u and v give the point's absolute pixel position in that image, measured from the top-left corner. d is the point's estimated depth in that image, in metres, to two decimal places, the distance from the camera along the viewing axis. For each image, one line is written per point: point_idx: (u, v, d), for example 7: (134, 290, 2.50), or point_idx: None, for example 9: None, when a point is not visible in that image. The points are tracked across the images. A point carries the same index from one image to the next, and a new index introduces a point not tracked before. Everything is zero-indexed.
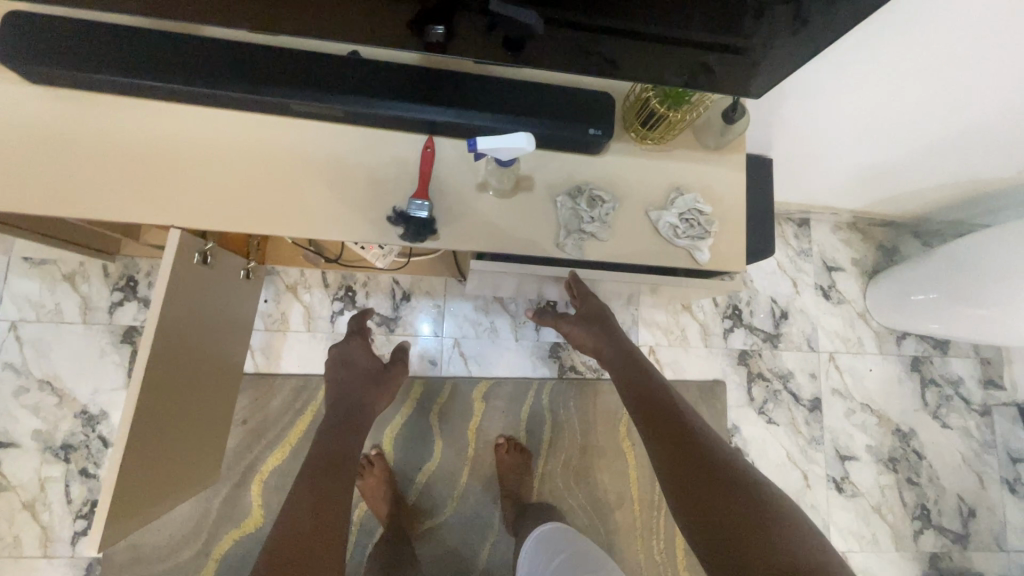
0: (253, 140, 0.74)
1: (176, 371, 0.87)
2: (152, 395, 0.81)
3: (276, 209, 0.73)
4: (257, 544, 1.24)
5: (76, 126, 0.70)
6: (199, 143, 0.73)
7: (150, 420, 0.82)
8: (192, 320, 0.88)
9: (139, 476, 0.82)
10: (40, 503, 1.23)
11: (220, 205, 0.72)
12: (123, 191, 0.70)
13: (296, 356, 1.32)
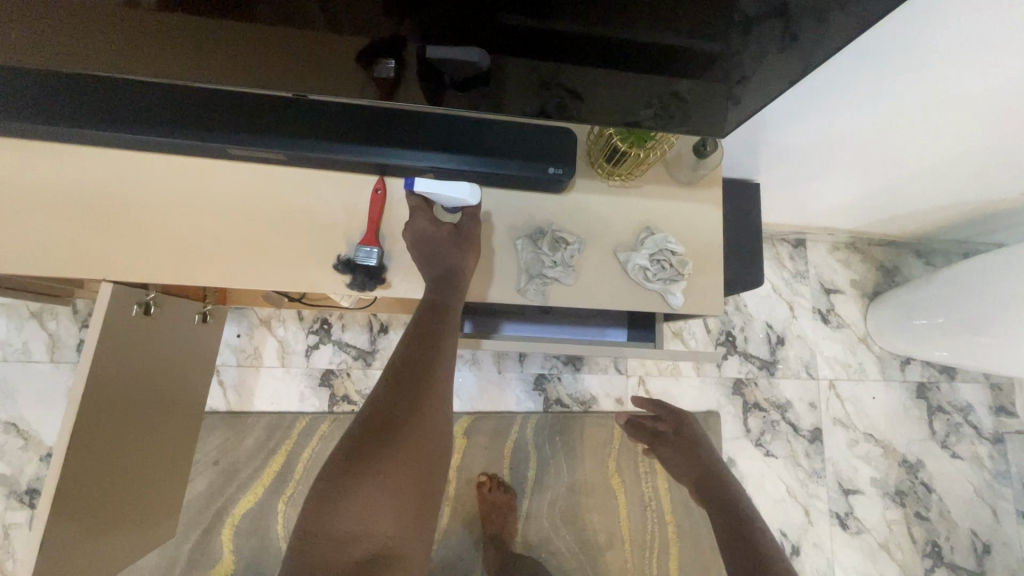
0: (192, 186, 0.69)
1: (126, 428, 0.81)
2: (94, 457, 0.74)
3: (219, 258, 0.69)
4: None
5: (0, 174, 0.65)
6: (135, 190, 0.68)
7: (93, 483, 0.75)
8: (142, 373, 0.82)
9: (82, 545, 0.75)
10: (4, 550, 1.18)
11: (158, 256, 0.68)
12: (52, 244, 0.65)
13: (270, 393, 1.27)
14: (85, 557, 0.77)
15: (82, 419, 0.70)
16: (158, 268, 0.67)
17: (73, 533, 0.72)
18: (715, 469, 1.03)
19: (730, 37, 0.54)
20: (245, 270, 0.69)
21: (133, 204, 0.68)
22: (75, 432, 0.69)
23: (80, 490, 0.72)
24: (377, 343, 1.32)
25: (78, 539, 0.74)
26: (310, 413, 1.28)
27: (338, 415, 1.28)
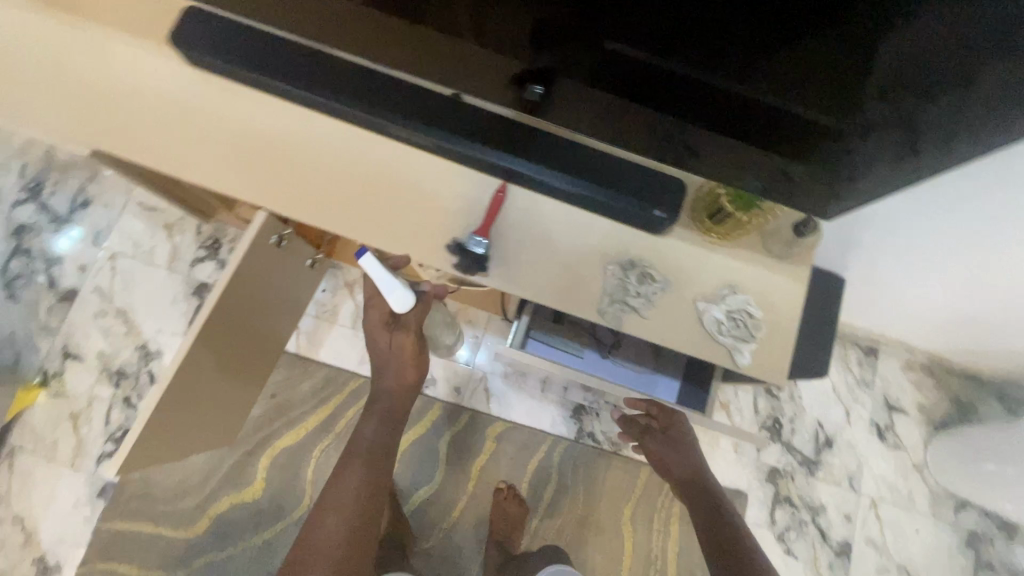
0: (348, 150, 0.80)
1: (226, 338, 0.95)
2: (198, 354, 0.89)
3: (353, 215, 0.79)
4: (249, 514, 1.29)
5: (210, 106, 0.80)
6: (302, 143, 0.80)
7: (192, 376, 0.90)
8: (252, 296, 0.95)
9: (169, 425, 0.90)
10: (83, 417, 1.34)
11: (306, 201, 0.79)
12: (232, 171, 0.79)
13: (335, 349, 1.39)
14: (167, 437, 0.91)
15: None
16: (304, 211, 0.79)
17: (168, 412, 0.88)
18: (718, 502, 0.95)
19: (850, 137, 0.59)
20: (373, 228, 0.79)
21: (299, 152, 0.80)
22: None
23: (182, 378, 0.87)
24: None
25: (170, 419, 0.89)
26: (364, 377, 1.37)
27: None
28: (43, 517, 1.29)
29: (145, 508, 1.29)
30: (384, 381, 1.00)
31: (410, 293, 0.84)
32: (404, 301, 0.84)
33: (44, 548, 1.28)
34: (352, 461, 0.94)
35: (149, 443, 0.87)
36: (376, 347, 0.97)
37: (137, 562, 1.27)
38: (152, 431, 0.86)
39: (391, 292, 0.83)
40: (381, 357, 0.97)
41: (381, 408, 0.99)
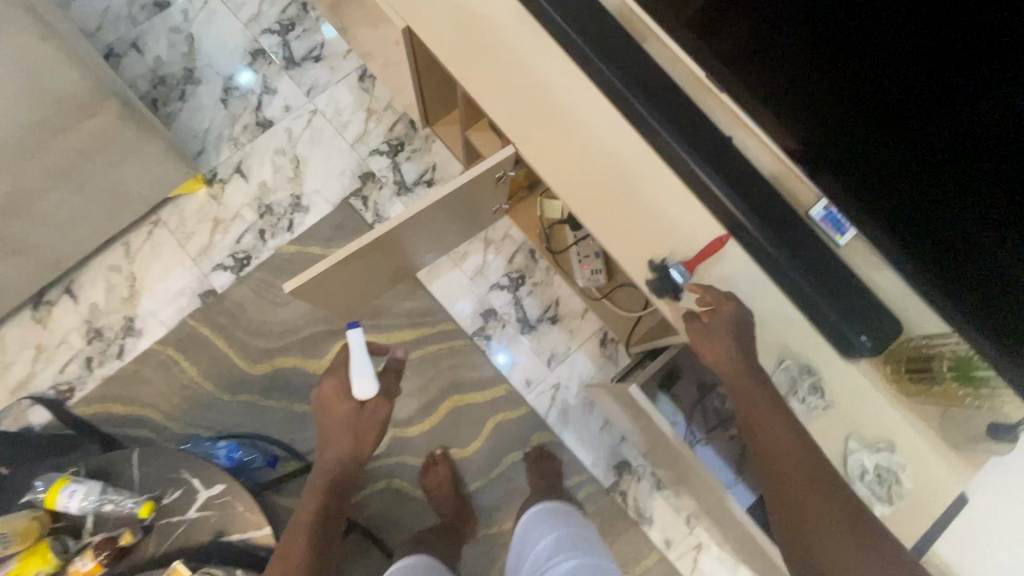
0: (608, 130, 0.82)
1: (416, 230, 1.09)
2: (396, 231, 1.02)
3: (582, 186, 0.81)
4: (304, 383, 1.36)
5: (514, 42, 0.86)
6: (572, 103, 0.84)
7: (381, 243, 1.04)
8: (451, 211, 1.09)
9: (342, 269, 1.04)
10: (223, 226, 1.45)
11: (549, 154, 0.83)
12: (502, 96, 0.85)
13: (446, 287, 1.43)
14: (334, 277, 1.05)
15: None
16: (542, 161, 0.82)
17: (350, 258, 1.02)
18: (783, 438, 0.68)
19: None
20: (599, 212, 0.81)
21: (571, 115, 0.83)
22: None
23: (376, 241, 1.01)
24: (540, 324, 1.42)
25: (346, 264, 1.03)
26: (455, 325, 1.41)
27: (471, 345, 1.40)
28: (148, 288, 1.40)
29: (228, 327, 1.38)
30: (330, 446, 0.84)
31: (372, 388, 0.82)
32: (364, 392, 0.82)
33: (135, 314, 1.38)
34: (300, 523, 0.82)
35: (324, 275, 1.02)
36: (331, 412, 0.84)
37: (197, 368, 1.36)
38: (332, 266, 1.00)
39: (359, 375, 0.81)
40: (329, 426, 0.84)
41: (322, 477, 0.84)
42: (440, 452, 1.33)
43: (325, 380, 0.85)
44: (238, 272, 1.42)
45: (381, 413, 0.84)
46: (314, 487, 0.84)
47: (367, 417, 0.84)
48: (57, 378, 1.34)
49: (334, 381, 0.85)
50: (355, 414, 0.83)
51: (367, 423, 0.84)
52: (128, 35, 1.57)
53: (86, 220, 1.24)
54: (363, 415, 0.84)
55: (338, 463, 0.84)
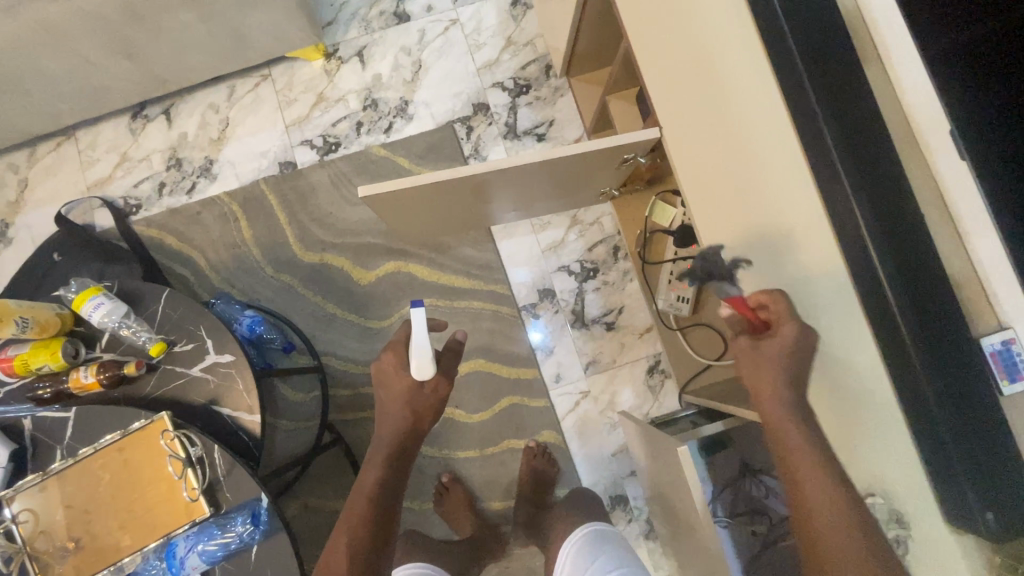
0: (781, 162, 0.69)
1: (516, 183, 0.99)
2: (497, 177, 0.92)
3: (715, 215, 0.76)
4: (344, 287, 1.33)
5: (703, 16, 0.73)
6: (751, 118, 0.71)
7: (476, 183, 0.95)
8: (560, 176, 0.98)
9: (428, 192, 0.97)
10: (324, 104, 1.40)
11: (694, 174, 0.78)
12: (669, 97, 0.80)
13: (514, 250, 1.34)
14: (416, 197, 0.98)
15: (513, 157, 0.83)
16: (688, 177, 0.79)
17: (439, 185, 0.93)
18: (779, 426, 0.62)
19: None
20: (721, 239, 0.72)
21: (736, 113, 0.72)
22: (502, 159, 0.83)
23: (473, 179, 0.92)
24: (594, 325, 1.31)
25: (434, 190, 0.95)
26: (509, 292, 1.32)
27: (516, 317, 1.31)
28: (236, 138, 1.38)
29: (294, 204, 1.35)
30: (389, 419, 0.77)
31: (429, 369, 0.75)
32: (418, 370, 0.75)
33: (216, 158, 1.37)
34: (359, 501, 0.74)
35: (409, 192, 0.94)
36: (390, 385, 0.78)
37: (253, 232, 1.34)
38: (420, 186, 0.92)
39: (416, 353, 0.74)
40: (387, 398, 0.78)
41: (379, 450, 0.76)
42: (448, 478, 1.25)
43: (383, 354, 0.80)
44: (323, 155, 1.38)
45: (439, 391, 0.79)
46: (371, 461, 0.76)
47: (429, 393, 0.77)
48: (128, 191, 1.36)
49: (392, 354, 0.79)
50: (415, 391, 0.77)
51: (426, 399, 0.77)
52: None
53: (203, 50, 1.21)
54: (425, 390, 0.77)
55: (400, 440, 0.77)
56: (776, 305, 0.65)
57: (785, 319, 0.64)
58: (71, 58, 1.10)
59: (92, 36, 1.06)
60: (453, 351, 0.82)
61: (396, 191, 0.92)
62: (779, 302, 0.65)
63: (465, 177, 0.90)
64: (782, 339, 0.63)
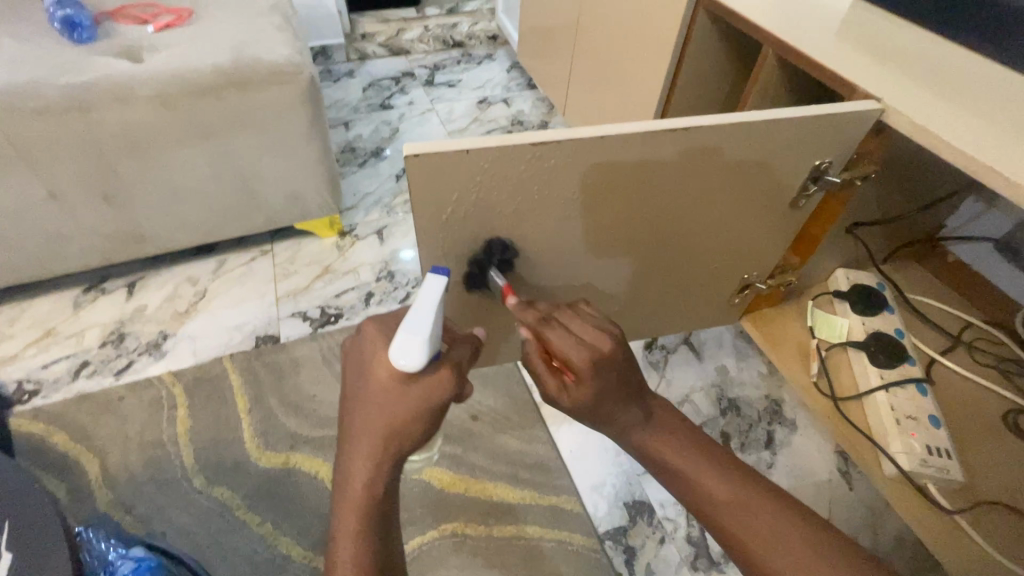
0: (1002, 103, 0.50)
1: (623, 233, 0.54)
2: (610, 188, 0.47)
3: (974, 133, 0.46)
4: (316, 505, 0.83)
5: (844, 42, 0.59)
6: (932, 76, 0.54)
7: (570, 210, 0.49)
8: (694, 219, 0.55)
9: (482, 231, 0.48)
10: (330, 275, 1.17)
11: (901, 97, 0.49)
12: (822, 52, 0.55)
13: (579, 440, 0.91)
14: (456, 244, 0.49)
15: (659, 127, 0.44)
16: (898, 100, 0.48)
17: (512, 207, 0.46)
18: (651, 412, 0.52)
19: None
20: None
21: (986, 100, 0.51)
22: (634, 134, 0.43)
23: (572, 192, 0.47)
24: (725, 564, 0.79)
25: (494, 222, 0.48)
26: (578, 509, 0.84)
27: (597, 552, 0.80)
28: (209, 311, 1.09)
29: (264, 386, 0.96)
30: (359, 439, 0.47)
31: (415, 361, 0.43)
32: (401, 360, 0.43)
33: (175, 332, 1.05)
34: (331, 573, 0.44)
35: (452, 221, 0.46)
36: (369, 383, 0.48)
37: (190, 424, 0.91)
38: (485, 197, 0.44)
39: (409, 332, 0.43)
40: (360, 401, 0.48)
41: (352, 495, 0.46)
42: None
43: (363, 322, 0.50)
44: (317, 327, 1.07)
45: (436, 391, 0.47)
46: (341, 512, 0.46)
47: (413, 397, 0.46)
48: (32, 373, 0.97)
49: (378, 323, 0.50)
50: (396, 391, 0.46)
51: (404, 407, 0.46)
52: (346, 118, 1.69)
53: (200, 203, 1.06)
54: (409, 397, 0.46)
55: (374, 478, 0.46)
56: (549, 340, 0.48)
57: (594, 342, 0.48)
58: (33, 191, 0.92)
59: (72, 166, 0.91)
60: (468, 342, 0.52)
61: (440, 197, 0.43)
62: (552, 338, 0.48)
63: (562, 178, 0.45)
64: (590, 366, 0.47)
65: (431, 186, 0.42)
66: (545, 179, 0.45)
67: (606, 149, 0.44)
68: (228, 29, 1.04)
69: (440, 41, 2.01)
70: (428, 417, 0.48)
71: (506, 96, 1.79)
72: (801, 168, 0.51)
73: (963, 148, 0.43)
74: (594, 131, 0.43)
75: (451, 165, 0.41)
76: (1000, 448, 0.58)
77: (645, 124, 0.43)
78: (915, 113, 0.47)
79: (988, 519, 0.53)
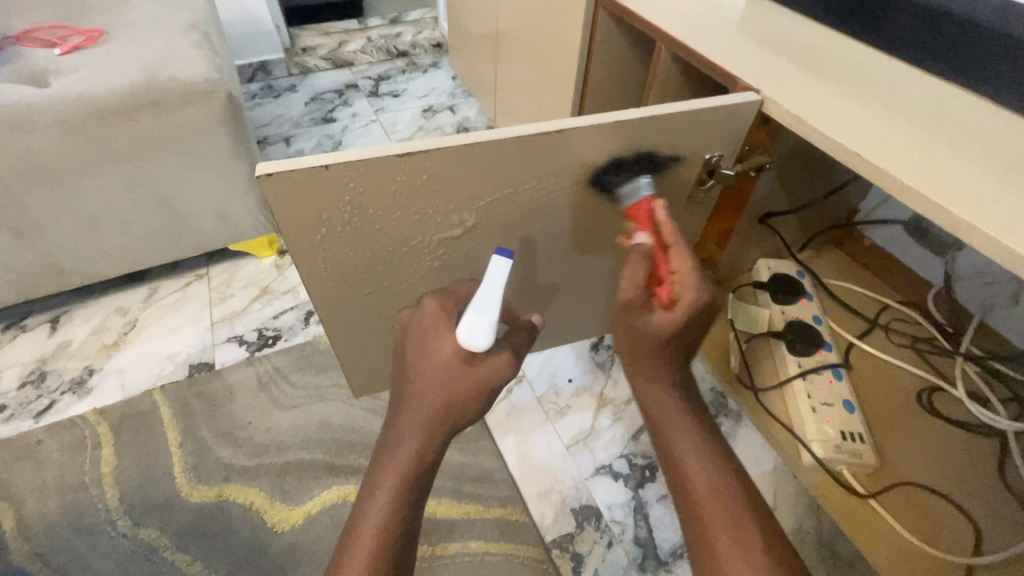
0: (882, 83, 0.51)
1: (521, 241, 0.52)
2: (495, 197, 0.46)
3: (849, 117, 0.46)
4: (250, 538, 0.80)
5: (738, 34, 0.59)
6: (818, 61, 0.54)
7: (458, 222, 0.47)
8: (593, 220, 0.54)
9: (367, 249, 0.46)
10: (268, 296, 1.13)
11: (782, 85, 0.50)
12: (711, 46, 0.55)
13: (525, 449, 0.89)
14: (342, 266, 0.46)
15: (534, 130, 0.42)
16: (777, 90, 0.48)
17: (394, 224, 0.44)
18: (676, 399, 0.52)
19: None
20: (992, 212, 0.37)
21: (871, 83, 0.51)
22: (506, 140, 0.41)
23: (455, 205, 0.45)
24: (673, 564, 0.78)
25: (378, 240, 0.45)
26: (525, 519, 0.82)
27: (543, 562, 0.78)
28: (138, 341, 1.04)
29: (196, 416, 0.92)
30: (413, 411, 0.47)
31: (483, 341, 0.43)
32: (468, 339, 0.43)
33: (101, 367, 1.00)
34: (375, 506, 0.46)
35: (329, 242, 0.43)
36: (426, 357, 0.46)
37: (114, 463, 0.86)
38: (360, 216, 0.42)
39: (476, 311, 0.42)
40: (417, 373, 0.47)
41: (395, 462, 0.47)
42: None
43: (424, 298, 0.47)
44: (254, 351, 1.03)
45: (498, 375, 0.46)
46: (381, 476, 0.47)
47: (473, 380, 0.45)
48: None
49: (439, 298, 0.47)
50: (456, 370, 0.45)
51: (464, 388, 0.45)
52: (287, 134, 1.65)
53: (122, 230, 1.01)
54: (469, 379, 0.45)
55: (424, 436, 0.47)
56: (675, 256, 0.47)
57: (686, 274, 0.47)
58: None
59: None
60: (524, 329, 0.50)
61: (310, 219, 0.40)
62: (673, 252, 0.47)
63: (440, 190, 0.43)
64: (682, 309, 0.47)
65: (297, 208, 0.39)
66: (422, 193, 0.42)
67: (481, 158, 0.41)
68: (140, 49, 1.00)
69: (384, 51, 1.99)
70: (486, 400, 0.47)
71: (452, 104, 1.78)
72: (692, 163, 0.51)
73: (835, 135, 0.44)
74: (464, 138, 0.40)
75: (310, 185, 0.38)
76: (912, 426, 0.60)
77: (518, 130, 0.41)
78: (793, 103, 0.47)
79: (901, 499, 0.55)
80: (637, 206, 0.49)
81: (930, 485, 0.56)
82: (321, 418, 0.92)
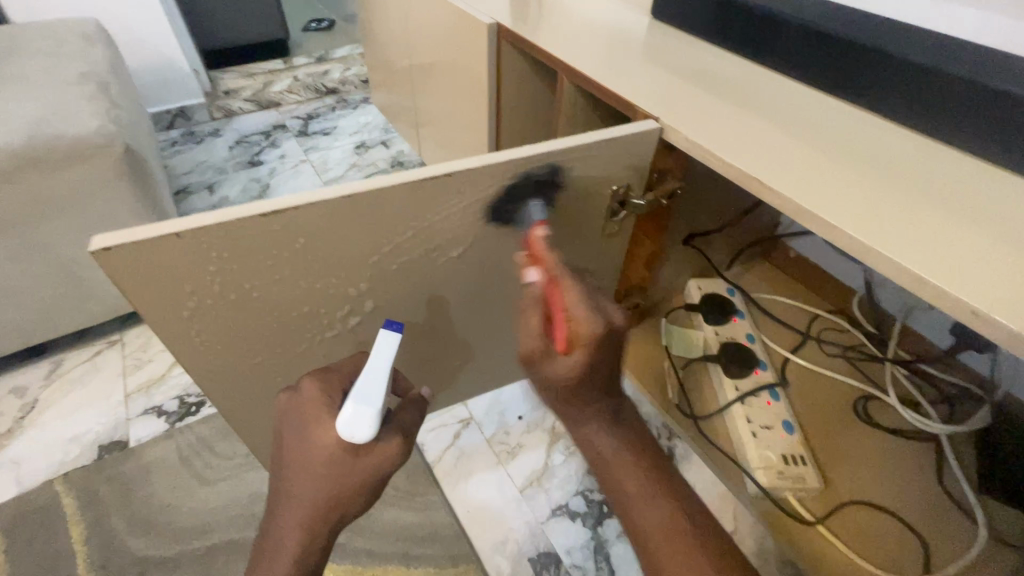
0: (775, 99, 0.52)
1: (432, 290, 0.49)
2: (390, 248, 0.42)
3: (744, 135, 0.46)
4: None
5: (640, 58, 0.59)
6: (716, 81, 0.55)
7: (354, 276, 0.43)
8: (505, 263, 0.51)
9: (253, 316, 0.42)
10: None
11: (678, 107, 0.49)
12: (611, 74, 0.55)
13: (475, 497, 0.84)
14: (224, 339, 0.42)
15: (418, 175, 0.39)
16: (671, 114, 0.48)
17: (276, 287, 0.40)
18: (611, 440, 0.50)
19: None
20: (896, 234, 0.36)
21: (771, 105, 0.51)
22: (387, 189, 0.38)
23: (346, 260, 0.41)
24: None
25: (265, 307, 0.42)
26: None
27: None
28: (39, 425, 0.93)
29: (105, 504, 0.82)
30: (296, 502, 0.42)
31: (367, 434, 0.38)
32: (348, 433, 0.38)
33: None
34: None
35: (202, 311, 0.39)
36: (306, 446, 0.42)
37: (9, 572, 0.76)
38: (233, 284, 0.38)
39: (358, 400, 0.38)
40: (297, 466, 0.42)
41: (276, 560, 0.42)
42: None
43: (306, 380, 0.43)
44: (174, 421, 0.93)
45: (387, 464, 0.42)
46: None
47: (362, 471, 0.41)
48: None
49: (321, 383, 0.43)
50: (341, 462, 0.41)
51: (353, 481, 0.41)
52: (210, 181, 1.57)
53: (11, 302, 0.91)
54: (359, 471, 0.41)
55: (309, 532, 0.42)
56: (561, 292, 0.43)
57: (569, 311, 0.42)
58: None
59: None
60: (414, 404, 0.48)
61: (170, 291, 0.37)
62: (562, 285, 0.43)
63: (322, 247, 0.39)
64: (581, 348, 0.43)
65: (154, 282, 0.36)
66: (302, 253, 0.39)
67: (363, 209, 0.38)
68: (25, 103, 0.91)
69: (312, 90, 1.94)
70: (378, 488, 0.43)
71: (385, 138, 1.75)
72: (600, 193, 0.49)
73: (731, 156, 0.43)
74: (337, 191, 0.37)
75: (163, 254, 0.34)
76: (848, 439, 0.61)
77: (399, 177, 0.38)
78: (689, 127, 0.46)
79: (849, 519, 0.56)
80: (530, 232, 0.45)
81: (871, 499, 0.57)
82: (251, 489, 0.84)
